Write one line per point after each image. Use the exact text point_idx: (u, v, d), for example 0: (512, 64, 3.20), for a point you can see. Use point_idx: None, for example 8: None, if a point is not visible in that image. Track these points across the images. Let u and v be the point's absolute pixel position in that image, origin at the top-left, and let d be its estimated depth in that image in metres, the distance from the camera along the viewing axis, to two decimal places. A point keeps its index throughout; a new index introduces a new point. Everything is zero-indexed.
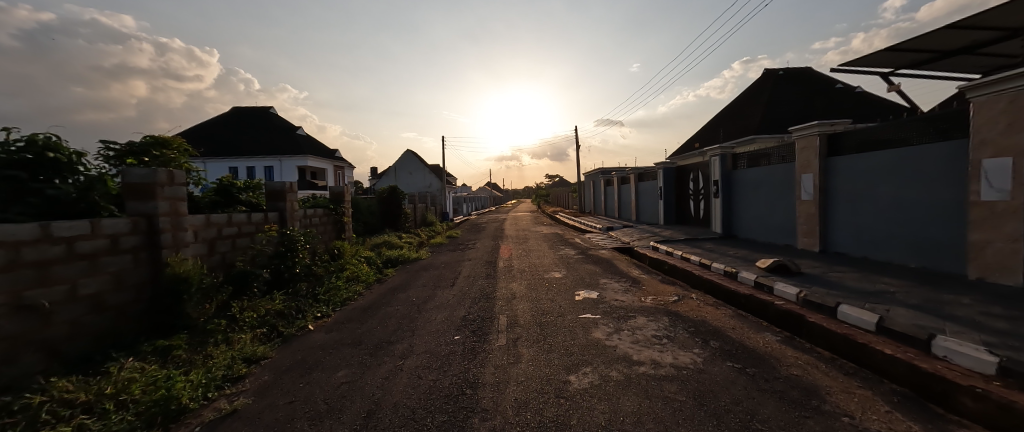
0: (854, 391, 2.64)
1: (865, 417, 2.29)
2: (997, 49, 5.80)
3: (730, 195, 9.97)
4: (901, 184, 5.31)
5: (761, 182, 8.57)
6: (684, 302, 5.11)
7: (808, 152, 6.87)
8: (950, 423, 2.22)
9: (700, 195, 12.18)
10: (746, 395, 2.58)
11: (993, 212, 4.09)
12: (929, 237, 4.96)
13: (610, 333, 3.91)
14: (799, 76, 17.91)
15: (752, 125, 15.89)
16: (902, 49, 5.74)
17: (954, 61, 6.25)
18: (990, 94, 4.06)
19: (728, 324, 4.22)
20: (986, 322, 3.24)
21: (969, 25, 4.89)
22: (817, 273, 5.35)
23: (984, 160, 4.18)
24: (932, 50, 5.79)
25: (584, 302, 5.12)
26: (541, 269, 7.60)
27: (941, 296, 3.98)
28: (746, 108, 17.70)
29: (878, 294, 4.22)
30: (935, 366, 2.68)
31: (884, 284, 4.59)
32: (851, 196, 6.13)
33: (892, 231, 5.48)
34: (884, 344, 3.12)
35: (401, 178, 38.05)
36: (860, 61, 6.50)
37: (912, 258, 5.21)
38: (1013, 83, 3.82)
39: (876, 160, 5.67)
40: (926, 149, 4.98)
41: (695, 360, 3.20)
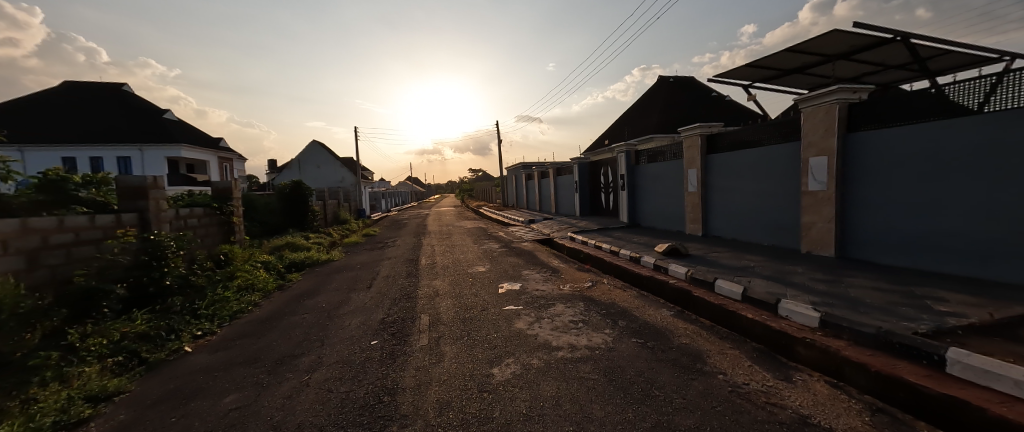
0: (727, 352, 3.14)
1: (734, 372, 2.75)
2: (819, 71, 7.34)
3: (634, 188, 11.02)
4: (758, 178, 6.43)
5: (658, 176, 9.63)
6: (598, 287, 5.52)
7: (693, 151, 7.89)
8: (791, 369, 2.79)
9: (610, 188, 13.27)
10: (648, 366, 2.89)
11: (817, 199, 5.22)
12: (778, 220, 6.12)
13: (531, 322, 4.04)
14: (687, 85, 20.42)
15: (651, 125, 17.78)
16: (758, 66, 6.92)
17: (792, 78, 7.75)
18: (814, 106, 5.14)
19: (633, 304, 4.68)
20: (814, 285, 4.13)
21: (802, 50, 6.09)
22: (701, 254, 6.22)
23: (810, 159, 5.29)
24: (778, 68, 7.09)
25: (507, 294, 5.21)
26: (465, 265, 7.52)
27: (785, 267, 4.95)
28: (646, 110, 19.73)
29: (744, 269, 5.07)
30: (780, 323, 3.33)
31: (748, 260, 5.53)
32: (724, 188, 7.24)
33: (753, 217, 6.63)
34: (747, 310, 3.76)
35: (306, 172, 34.32)
36: (728, 74, 7.68)
37: (767, 237, 6.37)
38: (828, 97, 4.90)
39: (741, 158, 6.78)
40: (774, 148, 6.10)
41: (607, 340, 3.49)
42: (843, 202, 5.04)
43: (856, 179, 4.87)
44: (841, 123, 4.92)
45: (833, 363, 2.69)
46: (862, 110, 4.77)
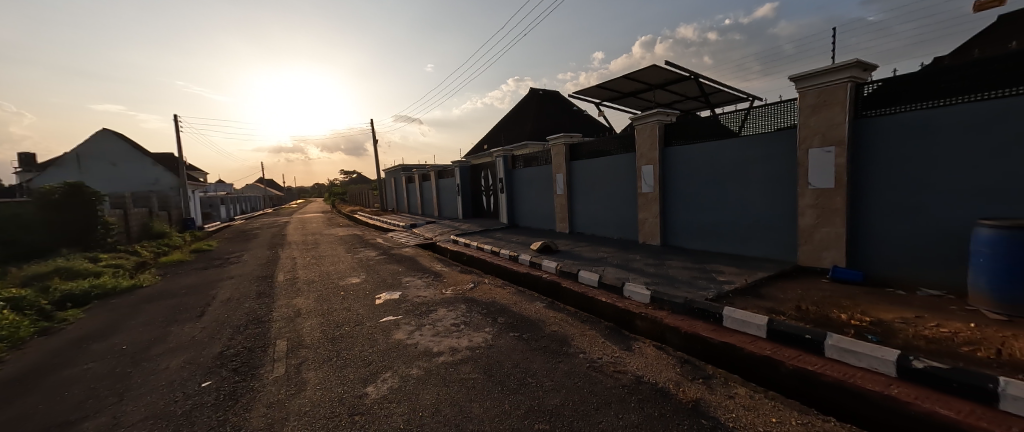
0: (587, 332, 3.61)
1: (592, 350, 3.18)
2: (648, 96, 9.07)
3: (512, 190, 11.65)
4: (608, 182, 7.60)
5: (532, 179, 10.44)
6: (479, 288, 5.66)
7: (558, 157, 8.82)
8: (632, 339, 3.39)
9: (490, 191, 13.77)
10: (523, 356, 3.11)
11: (648, 199, 6.52)
12: (622, 217, 7.34)
13: (411, 331, 3.89)
14: (554, 98, 22.62)
15: (525, 133, 19.14)
16: (605, 87, 8.17)
17: (630, 100, 9.38)
18: (643, 124, 6.41)
19: (511, 300, 4.96)
20: (648, 269, 5.09)
21: (635, 77, 7.44)
22: (568, 249, 6.99)
23: (642, 166, 6.55)
24: (619, 90, 8.50)
25: (385, 305, 4.90)
26: (335, 277, 6.76)
27: (629, 256, 5.98)
28: (520, 118, 21.16)
29: (600, 260, 5.92)
30: (625, 303, 4.00)
31: (603, 251, 6.48)
32: (583, 190, 8.31)
33: (605, 215, 7.79)
34: (602, 294, 4.40)
35: (96, 171, 25.75)
36: (583, 91, 8.85)
37: (616, 232, 7.57)
38: (652, 117, 6.19)
39: (595, 164, 7.89)
40: (618, 157, 7.31)
41: (487, 338, 3.61)
42: (664, 200, 6.37)
43: (672, 183, 6.22)
44: (661, 139, 6.24)
45: (660, 330, 3.37)
46: (673, 129, 6.14)
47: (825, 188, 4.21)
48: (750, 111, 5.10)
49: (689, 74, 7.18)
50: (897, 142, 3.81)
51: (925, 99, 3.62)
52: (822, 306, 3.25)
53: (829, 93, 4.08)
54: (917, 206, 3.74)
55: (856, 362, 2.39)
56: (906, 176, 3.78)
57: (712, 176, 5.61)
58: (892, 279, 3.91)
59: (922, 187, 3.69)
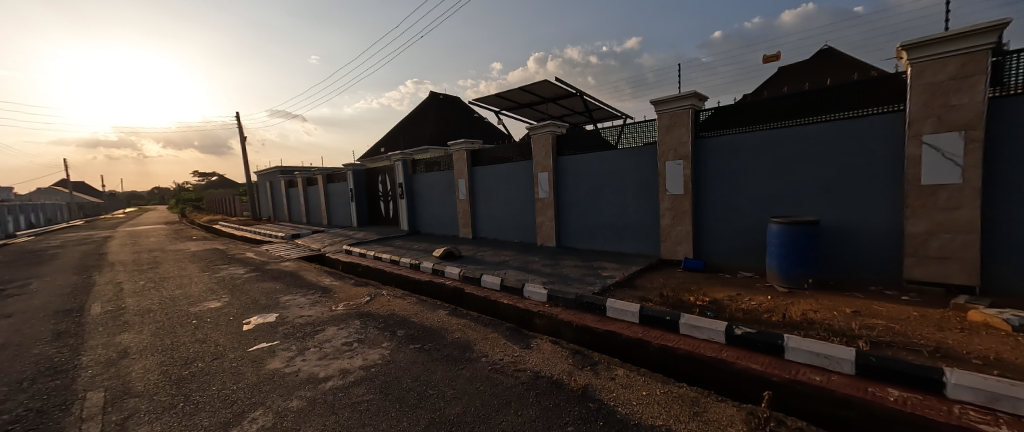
0: (488, 336, 3.69)
1: (493, 352, 3.27)
2: (542, 108, 9.73)
3: (412, 195, 11.23)
4: (508, 188, 7.90)
5: (433, 185, 10.24)
6: (375, 300, 5.30)
7: (459, 163, 8.85)
8: (531, 337, 3.59)
9: (388, 197, 13.04)
10: (423, 369, 3.03)
11: (544, 204, 6.98)
12: (522, 221, 7.71)
13: (292, 358, 3.44)
14: (454, 103, 22.56)
15: (425, 137, 18.66)
16: (503, 97, 8.51)
17: (526, 110, 9.95)
18: (538, 134, 6.89)
19: (412, 310, 4.77)
20: (545, 269, 5.44)
21: (529, 90, 7.92)
22: (470, 254, 7.04)
23: (538, 173, 7.00)
24: (516, 101, 8.95)
25: (258, 330, 4.23)
26: (187, 303, 5.57)
27: (528, 258, 6.30)
28: (420, 122, 20.57)
29: (501, 263, 6.11)
30: (525, 303, 4.21)
31: (504, 255, 6.70)
32: (485, 196, 8.49)
33: (506, 220, 8.08)
34: (504, 297, 4.54)
35: None
36: (482, 99, 9.05)
37: (516, 235, 7.91)
38: (545, 128, 6.69)
39: (495, 171, 8.14)
40: (517, 164, 7.67)
41: (383, 354, 3.40)
42: (558, 205, 6.90)
43: (564, 190, 6.79)
44: (554, 148, 6.78)
45: (556, 325, 3.66)
46: (563, 140, 6.74)
47: (678, 194, 5.13)
48: (624, 127, 5.89)
49: (575, 91, 7.96)
50: (723, 158, 4.84)
51: (739, 125, 4.71)
52: (680, 292, 3.92)
53: (677, 117, 5.01)
54: (736, 207, 4.79)
55: (701, 335, 2.96)
56: (729, 184, 4.82)
57: (595, 183, 6.30)
58: (723, 266, 4.91)
59: (739, 193, 4.75)
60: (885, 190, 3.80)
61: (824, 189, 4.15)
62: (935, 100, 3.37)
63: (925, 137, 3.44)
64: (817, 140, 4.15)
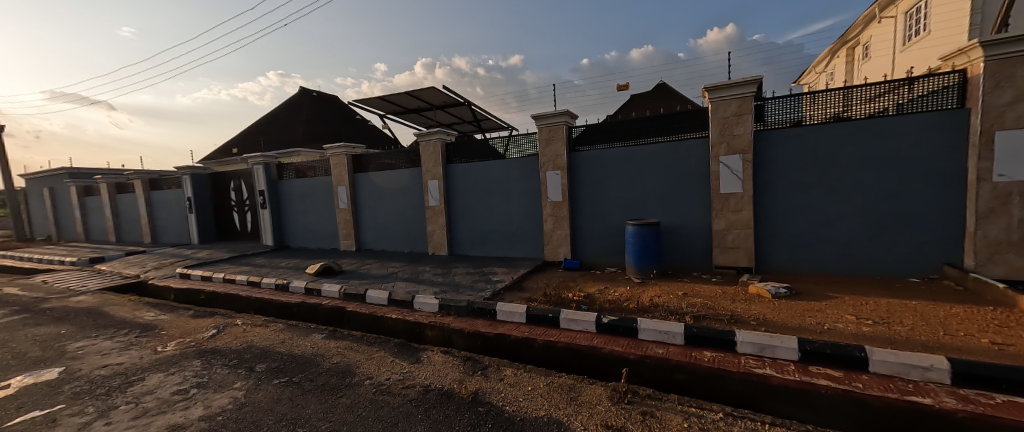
0: (373, 355, 3.44)
1: (378, 373, 3.06)
2: (429, 114, 9.59)
3: (277, 205, 9.74)
4: (395, 196, 7.54)
5: (305, 193, 9.10)
6: (225, 333, 4.39)
7: (338, 168, 8.07)
8: (421, 350, 3.48)
9: (245, 207, 11.05)
10: (291, 406, 2.64)
11: (434, 212, 6.87)
12: (411, 231, 7.44)
13: (91, 423, 2.60)
14: (329, 102, 20.48)
15: (293, 138, 16.42)
16: (387, 100, 8.11)
17: (413, 116, 9.67)
18: (426, 141, 6.78)
19: (278, 338, 4.13)
20: (436, 279, 5.34)
21: (416, 95, 7.74)
22: (352, 269, 6.45)
23: (427, 181, 6.87)
24: (402, 105, 8.63)
25: (32, 394, 3.09)
26: None
27: (418, 268, 6.10)
28: (286, 120, 18.02)
29: (388, 276, 5.77)
30: (415, 316, 4.06)
31: (391, 267, 6.34)
32: (369, 205, 7.94)
33: (393, 229, 7.68)
34: (391, 312, 4.30)
35: None
36: (364, 101, 8.47)
37: (405, 245, 7.58)
38: (434, 136, 6.63)
39: (380, 178, 7.69)
40: (404, 171, 7.38)
41: (237, 396, 2.85)
42: (449, 213, 6.89)
43: (454, 198, 6.82)
44: (442, 156, 6.76)
45: (447, 335, 3.63)
46: (452, 148, 6.78)
47: (558, 201, 5.66)
48: (510, 138, 6.24)
49: (462, 100, 8.09)
50: (590, 169, 5.54)
51: (602, 141, 5.46)
52: (561, 290, 4.31)
53: (554, 131, 5.57)
54: (603, 212, 5.51)
55: (577, 326, 3.32)
56: (596, 193, 5.53)
57: (483, 191, 6.50)
58: (595, 264, 5.59)
59: (604, 199, 5.49)
60: (702, 197, 4.86)
61: (663, 196, 5.09)
62: (726, 130, 4.54)
63: (721, 158, 4.58)
64: (657, 157, 5.09)
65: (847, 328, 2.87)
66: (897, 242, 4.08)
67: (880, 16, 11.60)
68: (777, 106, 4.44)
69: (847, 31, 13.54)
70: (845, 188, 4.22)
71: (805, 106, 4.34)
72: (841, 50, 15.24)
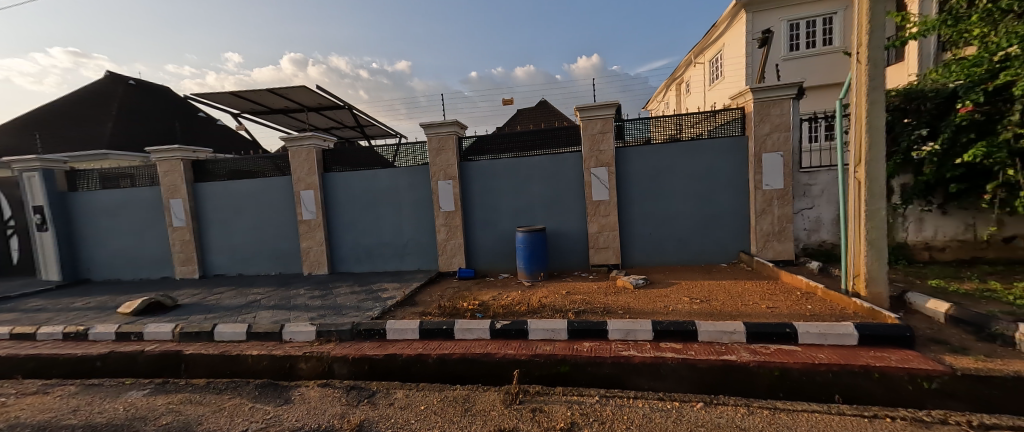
0: (226, 404, 2.83)
1: (234, 425, 2.53)
2: (300, 117, 8.52)
3: (71, 225, 7.32)
4: (257, 210, 6.44)
5: (120, 208, 7.07)
6: None
7: (172, 177, 6.50)
8: (294, 388, 3.01)
9: (10, 229, 7.97)
10: None
11: (309, 226, 6.11)
12: (278, 249, 6.44)
13: None
14: (157, 94, 16.36)
15: (97, 136, 12.59)
16: (243, 97, 6.92)
17: (279, 117, 8.46)
18: (297, 146, 6.00)
19: (73, 405, 3.06)
20: (311, 303, 4.72)
21: (283, 94, 6.80)
22: (194, 301, 5.23)
23: (299, 192, 6.07)
24: (264, 105, 7.48)
25: None
26: None
27: (288, 292, 5.30)
28: (85, 113, 13.72)
29: (247, 305, 4.86)
30: (284, 349, 3.51)
31: (252, 294, 5.36)
32: (220, 221, 6.61)
33: (255, 249, 6.55)
34: (252, 347, 3.62)
35: None
36: (210, 96, 7.06)
37: (271, 267, 6.53)
38: (306, 141, 5.91)
39: (236, 189, 6.49)
40: (268, 181, 6.37)
41: None
42: (327, 228, 6.20)
43: (333, 210, 6.18)
44: (318, 164, 6.07)
45: (328, 365, 3.24)
46: (331, 155, 6.16)
47: (450, 211, 5.63)
48: (398, 146, 5.97)
49: (341, 104, 7.44)
50: (480, 179, 5.68)
51: (491, 153, 5.66)
52: (455, 301, 4.28)
53: (443, 141, 5.55)
54: (493, 220, 5.71)
55: (471, 335, 3.34)
56: (486, 202, 5.69)
57: (368, 202, 6.06)
58: (488, 271, 5.73)
59: (494, 208, 5.69)
60: (577, 204, 5.45)
61: (547, 204, 5.54)
62: (595, 146, 5.22)
63: (591, 169, 5.25)
64: (539, 168, 5.51)
65: (685, 309, 3.55)
66: (713, 236, 5.23)
67: (696, 61, 14.90)
68: (632, 127, 5.31)
69: (676, 70, 16.98)
70: (678, 195, 5.25)
71: (651, 128, 5.29)
72: (673, 84, 18.99)
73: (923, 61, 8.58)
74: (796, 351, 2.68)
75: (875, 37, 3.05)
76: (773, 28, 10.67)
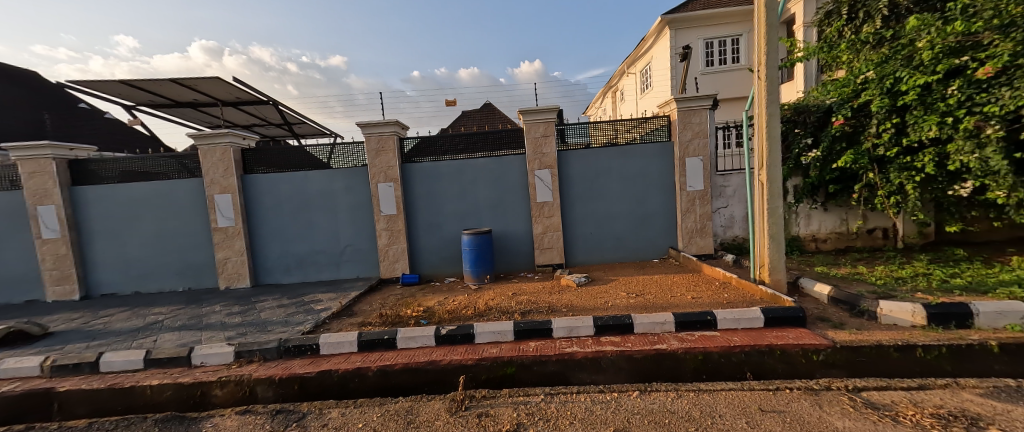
0: None
1: None
2: (213, 112, 7.58)
3: None
4: (160, 217, 5.61)
5: None
6: None
7: (41, 179, 5.40)
8: (206, 419, 2.63)
9: None
10: None
11: (226, 234, 5.44)
12: (188, 261, 5.66)
13: None
14: (26, 78, 13.63)
15: None
16: (138, 87, 5.98)
17: (186, 111, 7.45)
18: (209, 145, 5.32)
19: None
20: (228, 320, 4.19)
21: (190, 85, 6.00)
22: (73, 327, 4.38)
23: (213, 196, 5.39)
24: (166, 96, 6.53)
25: None
26: None
27: (199, 310, 4.65)
28: None
29: (146, 327, 4.18)
30: (193, 375, 3.05)
31: (151, 315, 4.62)
32: (110, 231, 5.64)
33: (157, 262, 5.69)
34: (152, 376, 3.10)
35: None
36: (93, 84, 5.99)
37: (178, 282, 5.71)
38: (220, 139, 5.26)
39: (131, 193, 5.59)
40: (173, 184, 5.57)
41: None
42: (248, 235, 5.59)
43: (255, 216, 5.59)
44: (236, 165, 5.45)
45: (249, 389, 2.89)
46: (251, 155, 5.57)
47: (392, 214, 5.36)
48: (334, 146, 5.54)
49: (263, 99, 6.76)
50: (422, 181, 5.49)
51: (434, 154, 5.50)
52: (396, 309, 4.08)
53: (382, 141, 5.28)
54: (437, 223, 5.55)
55: (415, 344, 3.19)
56: (429, 205, 5.52)
57: (297, 206, 5.57)
58: (434, 276, 5.57)
59: (437, 211, 5.53)
60: (521, 206, 5.50)
61: (491, 206, 5.51)
62: (538, 149, 5.33)
63: (535, 171, 5.35)
64: (483, 169, 5.47)
65: (623, 303, 3.74)
66: (645, 235, 5.58)
67: (628, 71, 15.91)
68: (572, 131, 5.50)
69: (611, 78, 18.00)
70: (615, 196, 5.53)
71: (589, 132, 5.51)
72: (609, 92, 20.09)
73: (808, 80, 9.99)
74: (715, 336, 2.94)
75: (771, 58, 3.49)
76: (691, 44, 11.71)
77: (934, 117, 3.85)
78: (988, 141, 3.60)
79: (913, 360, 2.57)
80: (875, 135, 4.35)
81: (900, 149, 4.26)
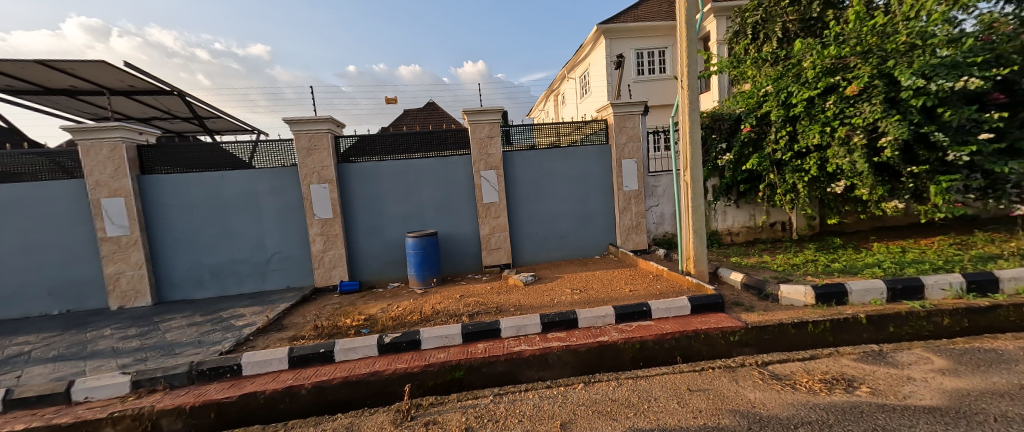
0: None
1: None
2: (99, 101, 6.49)
3: None
4: (28, 226, 4.70)
5: None
6: None
7: None
8: None
9: None
10: None
11: (120, 245, 4.70)
12: (68, 278, 4.81)
13: None
14: None
15: None
16: None
17: (62, 100, 6.28)
18: (93, 141, 4.53)
19: None
20: (123, 345, 3.62)
21: (67, 69, 5.08)
22: None
23: (101, 200, 4.61)
24: (32, 81, 5.45)
25: None
26: None
27: (84, 336, 3.96)
28: None
29: (8, 361, 3.46)
30: (74, 414, 2.58)
31: (17, 345, 3.84)
32: None
33: (25, 281, 4.76)
34: (16, 420, 2.57)
35: None
36: None
37: (54, 304, 4.82)
38: (108, 133, 4.51)
39: None
40: (46, 187, 4.69)
41: None
42: (149, 245, 4.90)
43: (158, 223, 4.93)
44: (131, 163, 4.74)
45: (154, 422, 2.54)
46: (151, 153, 4.88)
47: (327, 218, 5.02)
48: (257, 143, 5.03)
49: (167, 89, 5.94)
50: (361, 181, 5.23)
51: (373, 153, 5.25)
52: (334, 319, 3.84)
53: (315, 139, 4.92)
54: (378, 227, 5.31)
55: (355, 355, 3.01)
56: (369, 207, 5.27)
57: (212, 211, 5.00)
58: (375, 282, 5.33)
59: (379, 214, 5.30)
60: (465, 207, 5.46)
61: (435, 208, 5.41)
62: (483, 149, 5.34)
63: (481, 172, 5.35)
64: (426, 170, 5.35)
65: (568, 300, 3.88)
66: (586, 233, 5.84)
67: (568, 76, 16.55)
68: (517, 132, 5.59)
69: (552, 82, 18.56)
70: (558, 196, 5.72)
71: (533, 134, 5.64)
72: (550, 96, 20.70)
73: (721, 92, 11.17)
74: (651, 325, 3.17)
75: (691, 70, 3.85)
76: (624, 54, 12.48)
77: (818, 126, 4.50)
78: (856, 147, 4.29)
79: (806, 335, 3.00)
80: (775, 141, 4.98)
81: (793, 153, 4.92)
